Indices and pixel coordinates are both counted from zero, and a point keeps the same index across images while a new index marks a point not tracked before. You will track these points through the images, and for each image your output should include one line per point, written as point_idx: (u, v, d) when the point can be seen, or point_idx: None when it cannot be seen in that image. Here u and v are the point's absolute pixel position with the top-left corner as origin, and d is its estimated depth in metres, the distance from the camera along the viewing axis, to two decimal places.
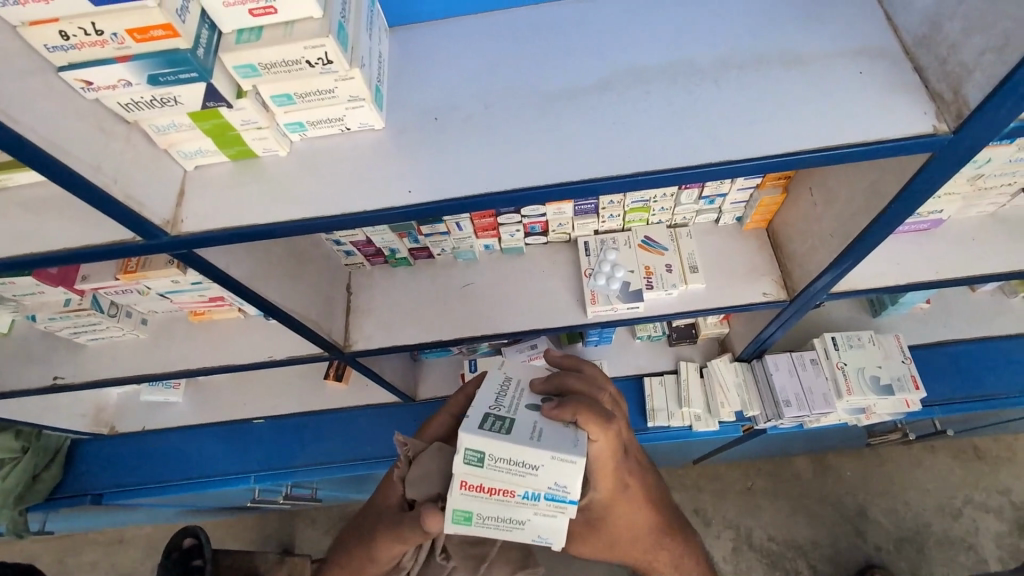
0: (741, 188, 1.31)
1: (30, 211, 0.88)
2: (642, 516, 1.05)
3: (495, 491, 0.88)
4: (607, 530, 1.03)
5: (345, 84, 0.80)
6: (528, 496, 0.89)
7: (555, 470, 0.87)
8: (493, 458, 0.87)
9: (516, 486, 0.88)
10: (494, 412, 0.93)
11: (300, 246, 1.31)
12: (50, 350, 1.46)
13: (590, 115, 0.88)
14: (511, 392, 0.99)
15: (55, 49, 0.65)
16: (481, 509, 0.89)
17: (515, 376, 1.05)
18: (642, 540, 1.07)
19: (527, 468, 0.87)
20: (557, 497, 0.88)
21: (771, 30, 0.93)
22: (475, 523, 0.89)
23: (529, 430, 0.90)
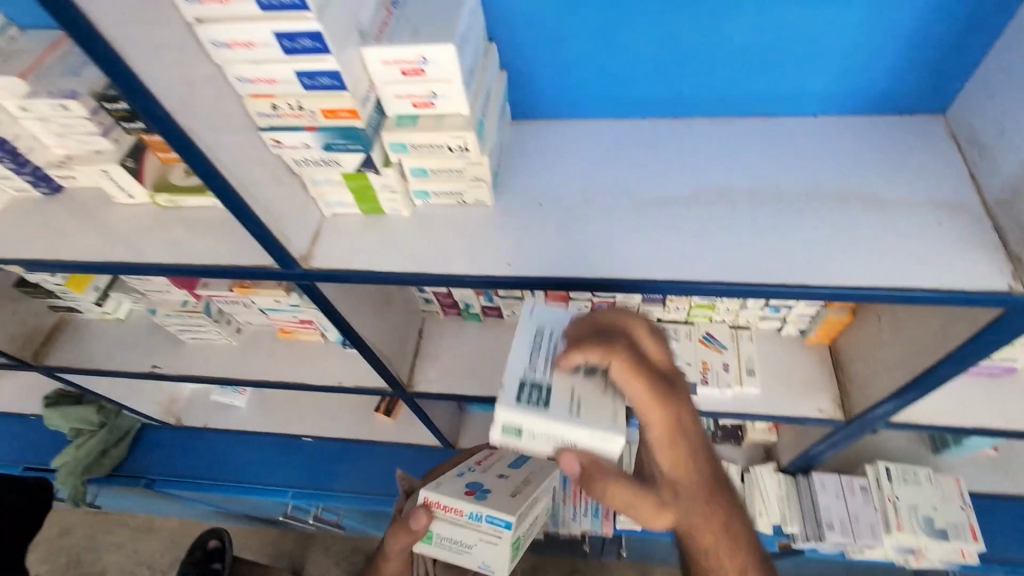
0: (808, 304, 1.36)
1: (195, 229, 1.06)
2: (712, 483, 0.90)
3: (447, 507, 0.99)
4: (676, 491, 0.88)
5: (473, 168, 0.94)
6: (473, 516, 0.97)
7: (593, 445, 0.82)
8: (531, 432, 0.83)
9: (463, 505, 0.98)
10: (533, 375, 0.86)
11: (389, 289, 1.44)
12: (152, 342, 1.64)
13: (676, 222, 0.98)
14: (547, 345, 0.90)
15: (264, 116, 0.83)
16: (438, 530, 1.00)
17: (548, 324, 0.92)
18: (714, 514, 0.90)
19: (564, 441, 0.83)
20: (495, 518, 0.96)
21: (857, 170, 1.00)
22: (434, 541, 1.02)
23: (567, 401, 0.83)
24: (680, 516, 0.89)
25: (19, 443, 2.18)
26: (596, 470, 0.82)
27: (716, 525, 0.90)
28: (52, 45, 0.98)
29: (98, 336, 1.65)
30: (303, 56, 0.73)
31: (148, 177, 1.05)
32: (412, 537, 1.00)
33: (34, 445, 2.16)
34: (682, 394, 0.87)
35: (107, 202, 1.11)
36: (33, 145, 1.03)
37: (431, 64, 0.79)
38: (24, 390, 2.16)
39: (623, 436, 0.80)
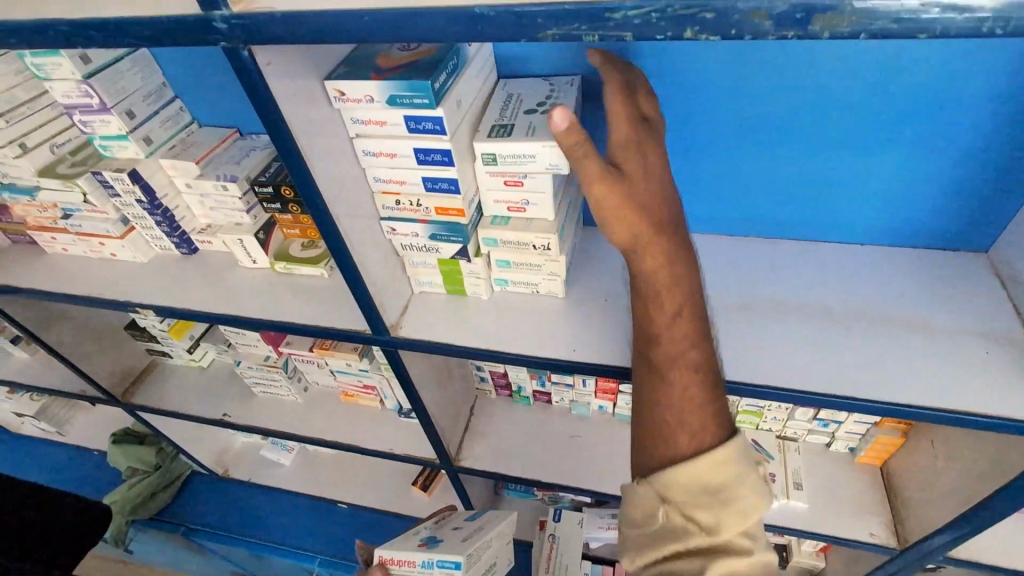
0: (857, 420, 1.38)
1: (302, 294, 1.22)
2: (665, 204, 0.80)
3: (401, 561, 1.11)
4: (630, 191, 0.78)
5: (551, 264, 1.07)
6: (425, 565, 1.08)
7: (549, 155, 0.90)
8: (503, 155, 0.92)
9: (415, 556, 1.09)
10: (500, 119, 0.96)
11: (451, 364, 1.55)
12: (227, 390, 1.79)
13: (733, 328, 1.07)
14: (515, 101, 1.00)
15: (387, 208, 1.00)
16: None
17: (518, 91, 1.03)
18: (671, 262, 0.80)
19: (527, 158, 0.91)
20: (445, 562, 1.07)
21: (903, 296, 1.08)
22: None
23: (526, 127, 0.93)
24: (634, 249, 0.80)
25: (78, 477, 2.30)
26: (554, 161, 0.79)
27: (671, 278, 0.80)
28: (222, 139, 1.24)
29: (181, 380, 1.81)
30: (432, 166, 0.91)
31: (272, 248, 1.25)
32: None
33: (90, 480, 2.28)
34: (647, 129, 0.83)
35: (231, 265, 1.30)
36: (186, 215, 1.26)
37: (530, 178, 0.95)
38: (95, 425, 2.33)
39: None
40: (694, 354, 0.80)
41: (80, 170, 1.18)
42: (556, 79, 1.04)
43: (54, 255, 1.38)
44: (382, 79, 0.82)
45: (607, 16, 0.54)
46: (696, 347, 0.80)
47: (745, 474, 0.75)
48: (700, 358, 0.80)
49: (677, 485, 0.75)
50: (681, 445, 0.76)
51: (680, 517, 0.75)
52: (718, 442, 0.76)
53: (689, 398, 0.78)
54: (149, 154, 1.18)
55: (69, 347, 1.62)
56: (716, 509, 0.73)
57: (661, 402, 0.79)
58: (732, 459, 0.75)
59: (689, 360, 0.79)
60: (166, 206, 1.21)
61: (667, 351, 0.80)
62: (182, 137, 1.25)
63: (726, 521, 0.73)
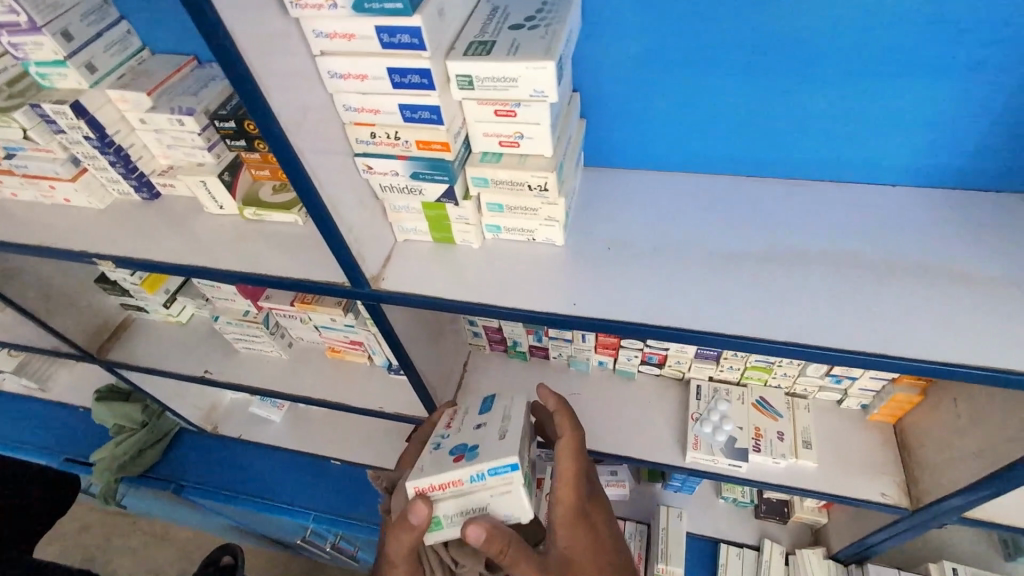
0: (874, 376, 1.30)
1: (275, 243, 1.11)
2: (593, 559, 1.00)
3: (445, 484, 0.98)
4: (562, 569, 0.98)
5: (548, 208, 0.95)
6: (474, 479, 0.97)
7: (535, 78, 0.77)
8: (482, 78, 0.78)
9: (458, 476, 0.97)
10: (480, 35, 0.81)
11: (441, 318, 1.46)
12: (207, 348, 1.70)
13: (749, 279, 0.96)
14: (499, 16, 0.85)
15: (362, 142, 0.88)
16: (444, 511, 1.01)
17: (503, 5, 0.88)
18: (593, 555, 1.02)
19: (509, 84, 0.78)
20: (499, 468, 0.96)
21: (942, 243, 0.97)
22: (444, 524, 1.02)
23: (509, 45, 0.79)
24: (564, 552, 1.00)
25: (66, 434, 2.26)
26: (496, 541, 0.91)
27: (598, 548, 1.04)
28: (177, 68, 1.09)
29: (160, 336, 1.72)
30: (410, 90, 0.78)
31: (240, 192, 1.13)
32: (418, 531, 0.97)
33: (79, 437, 2.24)
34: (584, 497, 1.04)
35: (197, 211, 1.19)
36: (143, 154, 1.13)
37: (524, 108, 0.82)
38: (78, 381, 2.27)
39: (555, 60, 0.75)
40: None
41: (17, 103, 1.04)
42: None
43: (3, 200, 1.26)
44: None
45: None
46: None
47: None
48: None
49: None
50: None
51: None
52: None
53: None
54: (95, 84, 1.03)
55: (35, 302, 1.52)
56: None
57: None
58: None
59: None
60: (118, 144, 1.08)
61: None
62: (132, 66, 1.10)
63: None
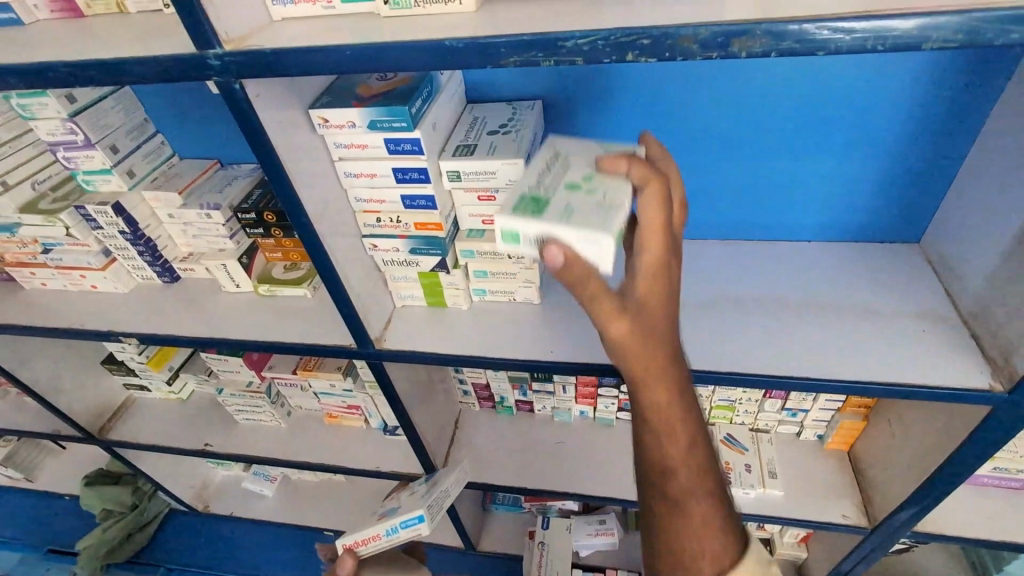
0: (822, 407, 1.47)
1: (286, 314, 1.26)
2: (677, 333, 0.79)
3: (364, 538, 1.09)
4: (649, 327, 0.75)
5: (525, 272, 1.14)
6: (390, 531, 1.08)
7: (510, 170, 0.97)
8: (468, 172, 0.98)
9: (377, 530, 1.09)
10: (464, 139, 1.03)
11: (433, 377, 1.59)
12: (208, 421, 1.78)
13: (695, 323, 1.15)
14: (478, 125, 1.08)
15: (369, 226, 1.06)
16: (525, 228, 0.76)
17: (482, 116, 1.11)
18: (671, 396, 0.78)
19: (489, 176, 0.98)
20: (408, 520, 1.07)
21: (849, 285, 1.18)
22: (523, 241, 0.77)
23: (488, 146, 1.00)
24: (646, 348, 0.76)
25: (49, 523, 2.23)
26: (570, 272, 0.71)
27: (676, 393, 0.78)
28: (203, 171, 1.28)
29: (160, 412, 1.80)
30: (410, 184, 0.98)
31: (255, 272, 1.29)
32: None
33: (63, 527, 2.21)
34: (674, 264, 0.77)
35: (213, 291, 1.33)
36: (167, 244, 1.30)
37: (502, 193, 1.02)
38: (67, 468, 2.27)
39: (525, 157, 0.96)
40: (691, 475, 0.79)
41: (63, 205, 1.21)
42: (517, 104, 1.13)
43: (31, 290, 1.39)
44: (363, 106, 0.89)
45: (559, 44, 0.62)
46: (696, 463, 0.80)
47: None
48: (711, 482, 0.80)
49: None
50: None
51: None
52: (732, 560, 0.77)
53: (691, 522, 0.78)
54: (132, 186, 1.21)
55: (44, 384, 1.61)
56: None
57: (674, 532, 0.78)
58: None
59: (696, 472, 0.79)
60: (148, 236, 1.24)
61: (676, 486, 0.79)
62: (163, 170, 1.29)
63: None
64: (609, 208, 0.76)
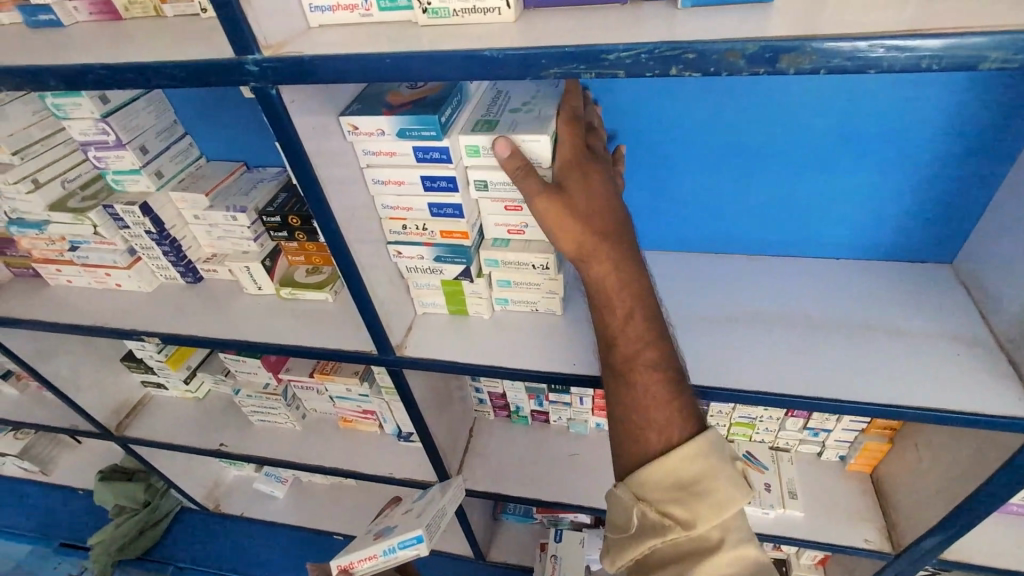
0: (845, 427, 1.44)
1: (307, 318, 1.26)
2: (613, 211, 0.89)
3: (361, 559, 1.08)
4: (574, 207, 0.87)
5: (549, 282, 1.12)
6: (387, 552, 1.07)
7: None
8: (495, 183, 0.96)
9: (375, 550, 1.08)
10: None
11: (449, 385, 1.58)
12: (223, 420, 1.79)
13: (720, 339, 1.12)
14: None
15: (394, 233, 1.05)
16: (483, 140, 0.91)
17: None
18: (616, 267, 0.86)
19: (517, 186, 0.96)
20: (406, 541, 1.06)
21: (880, 305, 1.15)
22: (482, 153, 0.92)
23: None
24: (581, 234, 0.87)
25: (62, 518, 2.24)
26: (517, 160, 0.86)
27: (621, 280, 0.87)
28: (230, 173, 1.29)
29: (176, 411, 1.80)
30: (438, 192, 0.97)
31: (278, 275, 1.30)
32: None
33: (76, 521, 2.22)
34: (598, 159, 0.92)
35: (235, 292, 1.34)
36: (192, 245, 1.30)
37: None
38: (82, 462, 2.29)
39: (549, 132, 0.88)
40: (649, 352, 0.84)
41: (91, 204, 1.22)
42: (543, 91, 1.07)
43: (56, 286, 1.40)
44: (394, 114, 0.88)
45: (602, 57, 0.62)
46: (652, 345, 0.85)
47: (716, 466, 0.78)
48: (657, 355, 0.84)
49: (653, 483, 0.78)
50: (652, 444, 0.80)
51: (657, 512, 0.76)
52: (688, 434, 0.80)
53: (653, 395, 0.82)
54: (160, 187, 1.22)
55: (65, 379, 1.63)
56: (688, 502, 0.75)
57: (625, 407, 0.83)
58: (703, 452, 0.78)
59: (646, 359, 0.84)
60: (174, 236, 1.25)
61: (627, 356, 0.85)
62: (191, 171, 1.29)
63: (702, 513, 0.74)
64: (544, 118, 0.93)
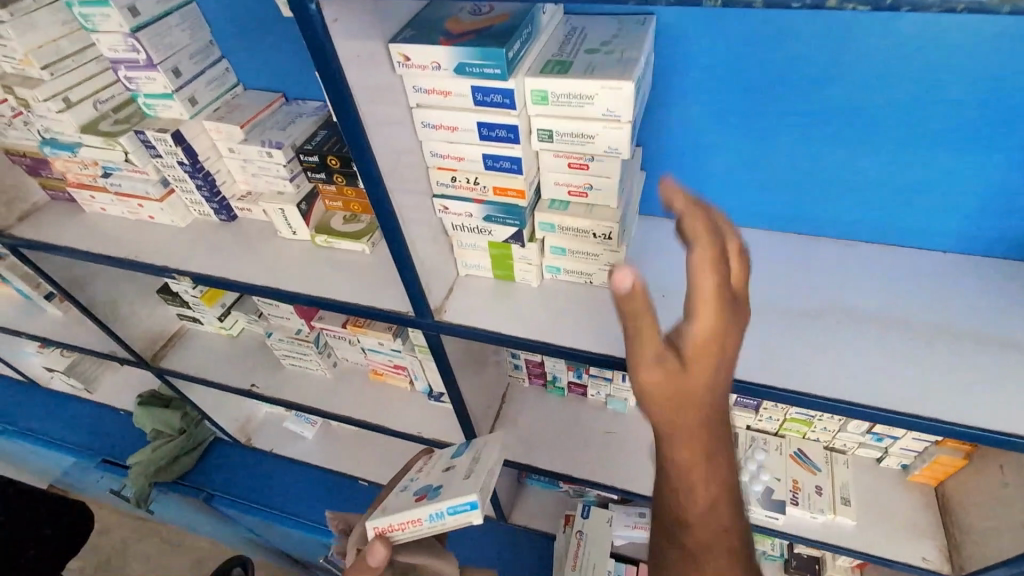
0: (917, 437, 1.30)
1: (341, 268, 1.18)
2: (721, 395, 0.57)
3: (405, 523, 0.98)
4: (686, 396, 0.54)
5: (609, 254, 1.00)
6: (434, 517, 0.98)
7: (611, 137, 0.81)
8: (562, 134, 0.83)
9: (420, 514, 0.98)
10: None
11: (485, 349, 1.50)
12: (254, 360, 1.77)
13: (799, 334, 0.99)
14: None
15: (441, 185, 0.94)
16: (553, 85, 0.77)
17: None
18: (711, 457, 0.58)
19: (585, 138, 0.83)
20: (458, 507, 0.97)
21: (996, 312, 0.98)
22: (550, 100, 0.79)
23: None
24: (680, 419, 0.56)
25: (104, 436, 2.33)
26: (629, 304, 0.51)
27: (712, 467, 0.59)
28: (267, 104, 1.18)
29: (210, 347, 1.80)
30: (495, 142, 0.84)
31: (313, 220, 1.21)
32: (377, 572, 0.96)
33: (117, 440, 2.31)
34: (740, 309, 0.55)
35: (269, 235, 1.26)
36: (227, 180, 1.22)
37: (597, 161, 0.87)
38: (123, 384, 2.36)
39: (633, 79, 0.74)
40: (734, 540, 0.62)
41: (123, 128, 1.14)
42: (623, 20, 0.89)
43: (91, 214, 1.36)
44: (452, 45, 0.75)
45: None
46: (733, 532, 0.62)
47: None
48: (737, 540, 0.63)
49: None
50: None
51: None
52: None
53: None
54: (193, 115, 1.13)
55: (102, 306, 1.62)
56: None
57: None
58: None
59: (730, 541, 0.62)
60: (207, 169, 1.17)
61: (701, 541, 0.62)
62: (227, 99, 1.19)
63: None
64: (627, 60, 0.78)
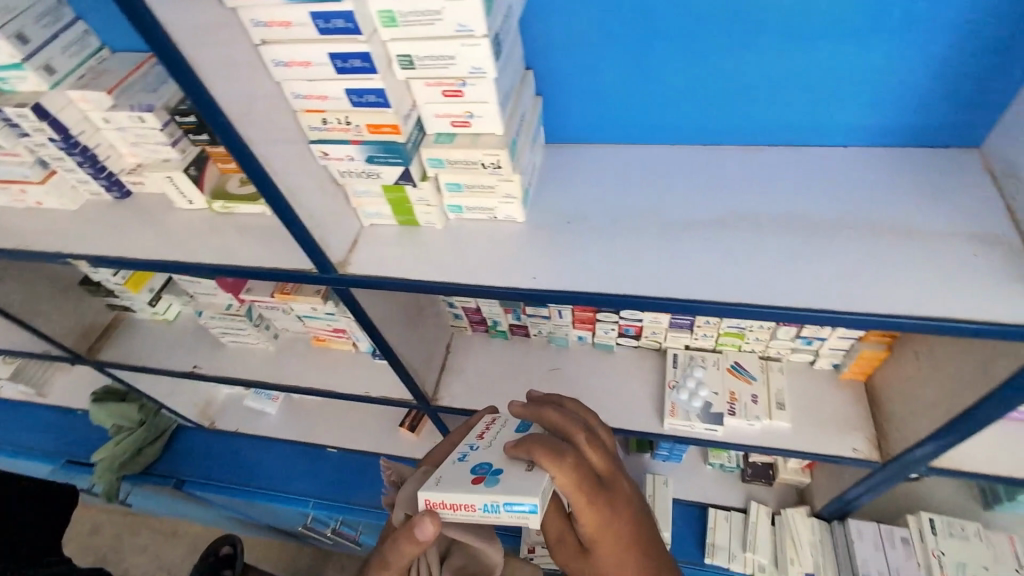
0: (842, 336, 1.33)
1: (244, 233, 1.13)
2: (618, 523, 0.88)
3: (455, 505, 0.79)
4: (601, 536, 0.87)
5: (504, 184, 0.97)
6: (488, 509, 0.77)
7: (471, 56, 0.77)
8: (421, 58, 0.79)
9: (472, 500, 0.78)
10: None
11: (419, 301, 1.49)
12: (194, 342, 1.74)
13: (704, 245, 0.98)
14: None
15: (315, 129, 0.89)
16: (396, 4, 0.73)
17: None
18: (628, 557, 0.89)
19: (446, 61, 0.79)
20: (515, 505, 0.76)
21: (892, 200, 0.99)
22: (398, 22, 0.75)
23: None
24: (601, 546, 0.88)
25: (66, 437, 2.30)
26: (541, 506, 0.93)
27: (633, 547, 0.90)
28: (137, 65, 1.10)
29: (148, 333, 1.76)
30: (354, 75, 0.80)
31: (208, 185, 1.16)
32: (424, 545, 0.84)
33: (79, 440, 2.28)
34: (606, 488, 0.88)
35: (167, 207, 1.21)
36: (110, 154, 1.15)
37: (469, 87, 0.83)
38: (75, 384, 2.31)
39: None
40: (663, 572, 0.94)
41: None
42: None
43: None
44: None
45: None
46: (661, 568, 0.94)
47: None
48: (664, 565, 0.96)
49: None
50: None
51: None
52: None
53: None
54: (53, 85, 1.04)
55: (19, 305, 1.55)
56: None
57: None
58: None
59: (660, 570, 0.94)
60: (84, 144, 1.10)
61: None
62: (92, 65, 1.11)
63: None
64: None
